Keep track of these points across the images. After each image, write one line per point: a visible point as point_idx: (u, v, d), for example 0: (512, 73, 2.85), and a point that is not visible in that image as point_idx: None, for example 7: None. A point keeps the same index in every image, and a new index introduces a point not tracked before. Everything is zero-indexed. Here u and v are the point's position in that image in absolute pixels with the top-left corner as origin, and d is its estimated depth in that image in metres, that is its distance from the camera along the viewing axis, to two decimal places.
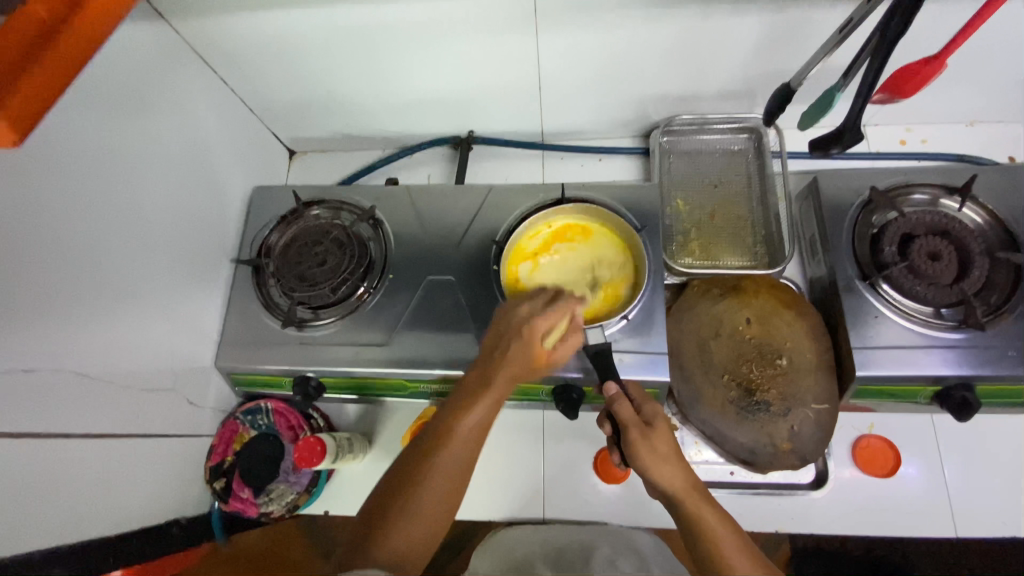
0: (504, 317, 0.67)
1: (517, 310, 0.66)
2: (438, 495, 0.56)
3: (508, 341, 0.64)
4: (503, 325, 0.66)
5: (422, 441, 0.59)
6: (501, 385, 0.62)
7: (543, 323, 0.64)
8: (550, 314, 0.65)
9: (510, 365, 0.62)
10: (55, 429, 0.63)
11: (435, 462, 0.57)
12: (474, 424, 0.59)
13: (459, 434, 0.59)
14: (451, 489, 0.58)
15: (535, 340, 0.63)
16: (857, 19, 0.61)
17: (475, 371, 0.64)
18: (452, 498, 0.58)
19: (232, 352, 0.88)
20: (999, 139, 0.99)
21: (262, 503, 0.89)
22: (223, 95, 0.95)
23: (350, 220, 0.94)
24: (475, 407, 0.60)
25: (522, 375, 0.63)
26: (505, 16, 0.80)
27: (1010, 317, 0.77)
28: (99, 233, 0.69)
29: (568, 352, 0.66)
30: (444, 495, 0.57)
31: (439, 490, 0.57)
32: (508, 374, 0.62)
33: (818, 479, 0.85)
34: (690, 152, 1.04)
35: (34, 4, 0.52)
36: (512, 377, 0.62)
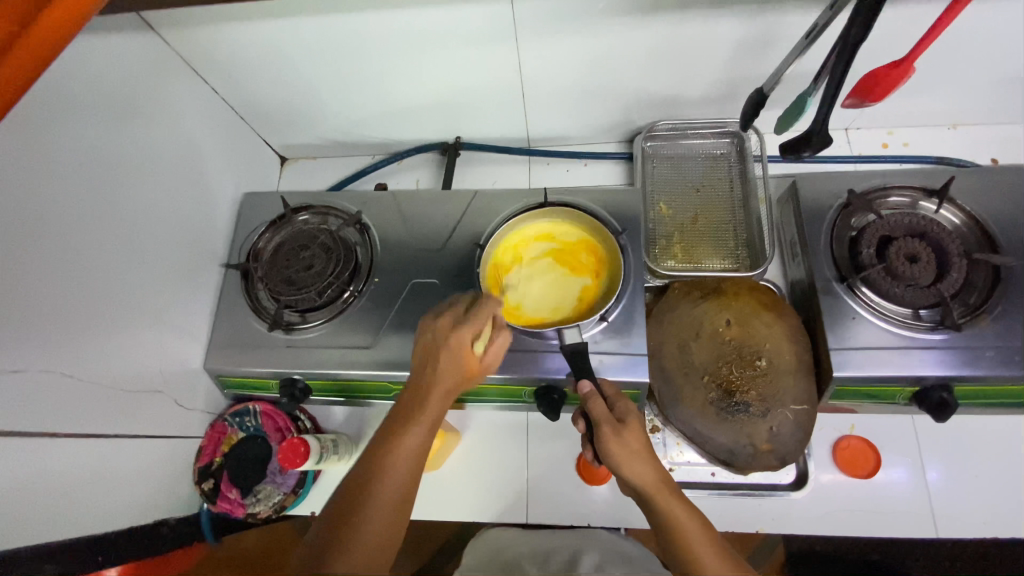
0: (425, 333, 0.67)
1: (436, 324, 0.66)
2: (379, 519, 0.56)
3: (433, 354, 0.64)
4: (425, 342, 0.66)
5: (361, 464, 0.59)
6: (432, 398, 0.62)
7: (466, 332, 0.65)
8: (469, 321, 0.65)
9: (440, 378, 0.63)
10: (42, 428, 0.65)
11: (375, 485, 0.57)
12: (411, 447, 0.60)
13: (397, 455, 0.59)
14: (393, 512, 0.57)
15: (461, 352, 0.64)
16: (822, 24, 0.62)
17: (407, 391, 0.64)
18: (395, 522, 0.57)
19: (220, 354, 0.90)
20: (981, 141, 0.99)
21: (250, 503, 0.90)
22: (213, 104, 0.97)
23: (337, 225, 0.96)
24: (411, 426, 0.61)
25: (453, 388, 0.64)
26: (484, 23, 0.82)
27: (987, 317, 0.77)
28: (87, 236, 0.71)
29: (496, 354, 0.67)
30: (387, 515, 0.57)
31: (381, 511, 0.57)
32: (438, 387, 0.63)
33: (798, 480, 0.86)
34: (674, 156, 1.05)
35: None
36: (445, 390, 0.63)
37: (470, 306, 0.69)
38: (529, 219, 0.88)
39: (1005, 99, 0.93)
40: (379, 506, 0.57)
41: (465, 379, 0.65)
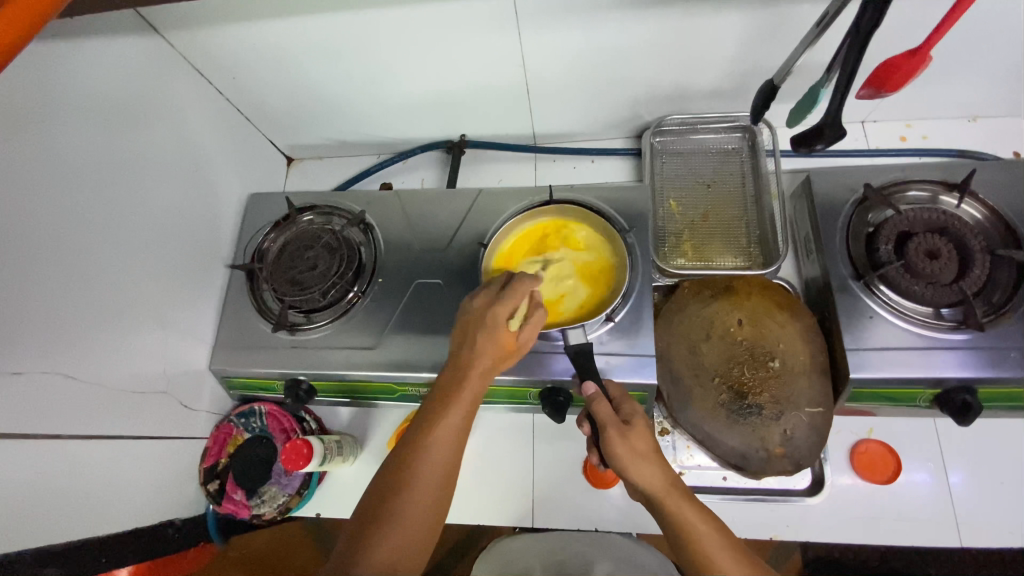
0: (463, 312, 0.68)
1: (474, 303, 0.67)
2: (422, 503, 0.58)
3: (476, 336, 0.65)
4: (465, 320, 0.67)
5: (404, 447, 0.61)
6: (473, 380, 0.63)
7: (500, 310, 0.65)
8: (504, 299, 0.65)
9: (483, 357, 0.64)
10: (42, 430, 0.64)
11: (420, 465, 0.59)
12: (452, 426, 0.61)
13: (441, 434, 0.61)
14: (437, 496, 0.59)
15: (497, 330, 0.65)
16: (833, 13, 0.59)
17: (447, 374, 0.65)
18: (440, 495, 0.59)
19: (225, 355, 0.90)
20: (1004, 133, 0.95)
21: (255, 505, 0.89)
22: (218, 105, 0.97)
23: (341, 225, 0.95)
24: (454, 404, 0.62)
25: (490, 366, 0.65)
26: (486, 17, 0.80)
27: (1012, 316, 0.74)
28: (89, 237, 0.71)
29: (532, 332, 0.67)
30: (429, 499, 0.58)
31: (425, 498, 0.58)
32: (482, 367, 0.64)
33: (813, 485, 0.83)
34: (684, 152, 1.03)
35: None
36: (484, 371, 0.64)
37: (505, 284, 0.69)
38: (533, 216, 0.87)
39: None
40: (423, 492, 0.58)
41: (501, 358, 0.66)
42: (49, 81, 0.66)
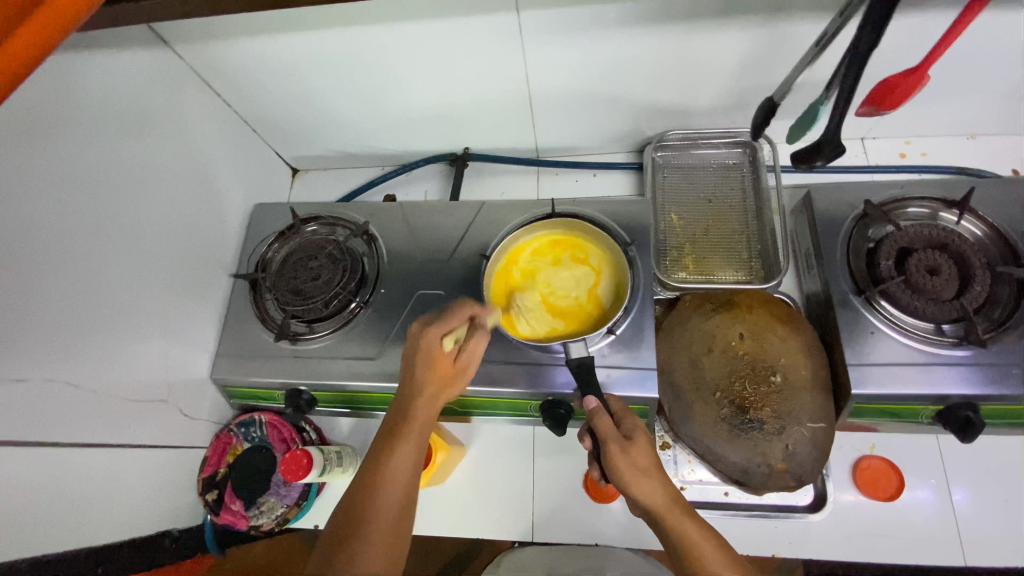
0: (410, 342, 0.67)
1: (415, 332, 0.66)
2: (377, 545, 0.56)
3: (416, 372, 0.64)
4: (409, 350, 0.66)
5: (357, 487, 0.60)
6: (419, 417, 0.64)
7: (437, 334, 0.65)
8: (442, 322, 0.65)
9: (425, 392, 0.64)
10: (43, 437, 0.64)
11: (374, 504, 0.58)
12: (402, 466, 0.61)
13: (392, 474, 0.60)
14: (393, 538, 0.58)
15: (435, 356, 0.64)
16: (831, 33, 0.60)
17: (394, 412, 0.65)
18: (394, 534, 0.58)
19: (227, 365, 0.90)
20: (1003, 151, 0.96)
21: (253, 516, 0.88)
22: (225, 116, 0.98)
23: (345, 236, 0.96)
24: (402, 442, 0.62)
25: (435, 397, 0.65)
26: (491, 34, 0.82)
27: (1014, 333, 0.74)
28: (95, 245, 0.72)
29: (475, 355, 0.66)
30: (384, 538, 0.57)
31: (380, 539, 0.57)
32: (426, 401, 0.64)
33: (816, 502, 0.82)
34: (685, 167, 1.04)
35: None
36: (428, 406, 0.64)
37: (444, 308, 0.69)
38: (535, 229, 0.87)
39: None
40: (376, 530, 0.57)
41: (446, 388, 0.65)
42: (60, 91, 0.68)
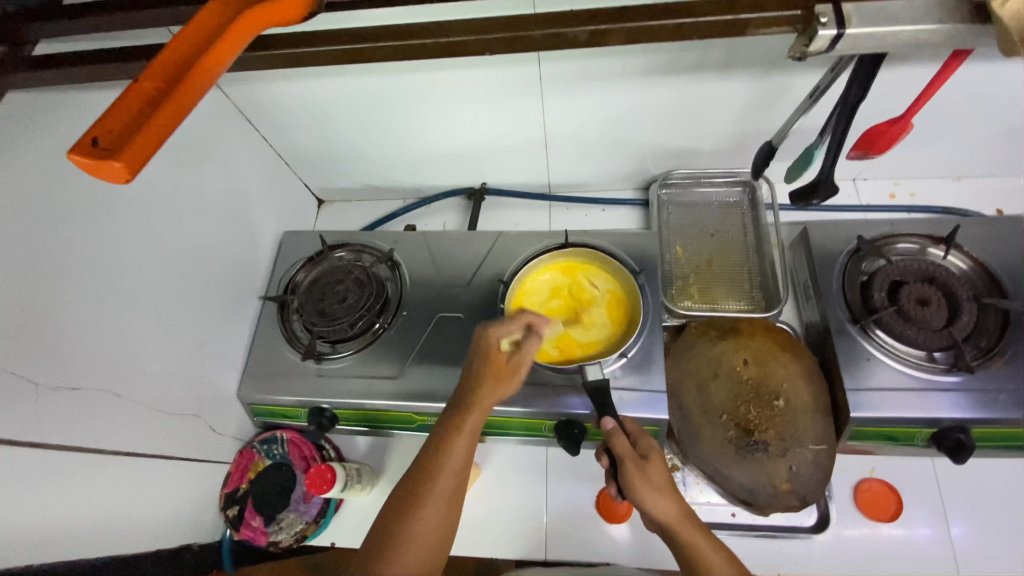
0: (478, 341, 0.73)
1: (485, 333, 0.72)
2: (436, 516, 0.63)
3: (478, 364, 0.71)
4: (477, 349, 0.72)
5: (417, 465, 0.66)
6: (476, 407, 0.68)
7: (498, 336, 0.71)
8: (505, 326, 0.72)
9: (485, 383, 0.69)
10: (88, 444, 0.68)
11: (435, 482, 0.64)
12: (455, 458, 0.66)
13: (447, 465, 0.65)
14: (447, 513, 0.65)
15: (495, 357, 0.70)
16: (824, 86, 0.67)
17: (454, 404, 0.70)
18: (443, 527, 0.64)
19: (254, 383, 0.94)
20: (986, 193, 1.03)
21: (272, 531, 0.91)
22: (262, 150, 1.06)
23: (370, 262, 1.02)
24: (460, 436, 0.67)
25: (492, 395, 0.69)
26: (515, 81, 0.90)
27: (1001, 360, 0.78)
28: (144, 266, 0.77)
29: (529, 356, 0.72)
30: (441, 514, 0.64)
31: (439, 514, 0.64)
32: (485, 390, 0.69)
33: (819, 523, 0.85)
34: (689, 203, 1.11)
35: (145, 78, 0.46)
36: (486, 397, 0.69)
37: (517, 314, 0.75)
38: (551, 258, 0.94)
39: (1006, 153, 0.98)
40: (436, 503, 0.64)
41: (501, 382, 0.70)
42: None
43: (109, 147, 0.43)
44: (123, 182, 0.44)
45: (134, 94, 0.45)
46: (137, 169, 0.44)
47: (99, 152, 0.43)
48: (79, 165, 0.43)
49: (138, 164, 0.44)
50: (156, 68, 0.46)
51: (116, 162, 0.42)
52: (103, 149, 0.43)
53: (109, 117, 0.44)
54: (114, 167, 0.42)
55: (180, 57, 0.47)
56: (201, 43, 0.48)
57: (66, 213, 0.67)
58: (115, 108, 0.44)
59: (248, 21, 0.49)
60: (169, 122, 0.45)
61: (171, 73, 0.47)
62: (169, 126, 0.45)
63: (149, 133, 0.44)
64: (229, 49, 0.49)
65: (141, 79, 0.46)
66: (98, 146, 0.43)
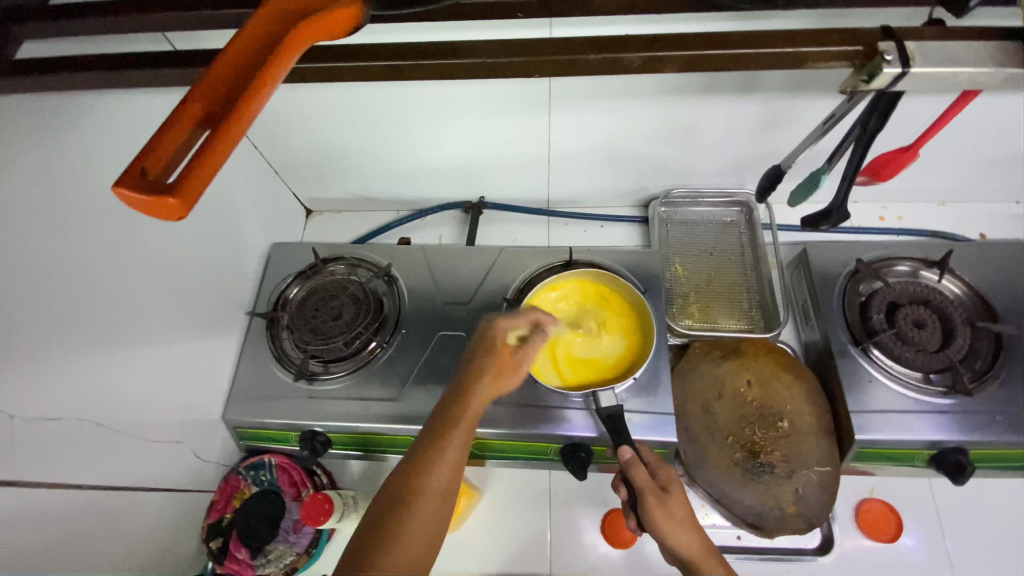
0: (484, 331, 0.77)
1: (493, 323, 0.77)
2: (434, 508, 0.59)
3: (482, 356, 0.74)
4: (485, 338, 0.76)
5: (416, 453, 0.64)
6: (477, 397, 0.70)
7: (505, 324, 0.76)
8: (510, 317, 0.77)
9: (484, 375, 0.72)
10: (63, 480, 0.63)
11: (436, 467, 0.62)
12: (456, 446, 0.64)
13: (448, 451, 0.64)
14: (440, 511, 0.60)
15: (499, 346, 0.75)
16: (839, 114, 0.68)
17: (454, 394, 0.71)
18: (440, 515, 0.60)
19: (241, 405, 0.88)
20: (969, 217, 1.07)
21: (260, 564, 0.84)
22: (252, 158, 1.00)
23: (366, 277, 0.98)
24: (461, 422, 0.67)
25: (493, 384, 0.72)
26: (522, 99, 0.88)
27: (995, 383, 0.81)
28: (126, 283, 0.71)
29: (531, 356, 0.76)
30: (441, 501, 0.60)
31: (438, 503, 0.60)
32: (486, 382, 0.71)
33: (823, 544, 0.85)
34: (687, 222, 1.11)
35: (194, 101, 0.44)
36: (486, 390, 0.71)
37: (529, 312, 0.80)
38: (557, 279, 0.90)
39: (988, 179, 1.02)
40: (436, 491, 0.60)
41: (502, 376, 0.73)
42: (103, 136, 0.69)
43: (159, 183, 0.41)
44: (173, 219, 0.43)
45: (184, 117, 0.43)
46: (192, 205, 0.42)
47: (148, 187, 0.41)
48: (124, 200, 0.40)
49: (193, 200, 0.42)
50: (207, 88, 0.44)
51: (172, 200, 0.40)
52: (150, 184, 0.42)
53: (158, 145, 0.42)
54: (170, 206, 0.40)
55: (231, 88, 0.45)
56: (260, 60, 0.45)
57: (43, 227, 0.61)
58: (161, 145, 0.43)
59: (304, 31, 0.46)
60: (224, 149, 0.43)
61: (222, 98, 0.45)
62: (230, 151, 0.43)
63: (206, 163, 0.42)
64: (286, 59, 0.46)
65: (191, 100, 0.43)
66: (147, 178, 0.41)
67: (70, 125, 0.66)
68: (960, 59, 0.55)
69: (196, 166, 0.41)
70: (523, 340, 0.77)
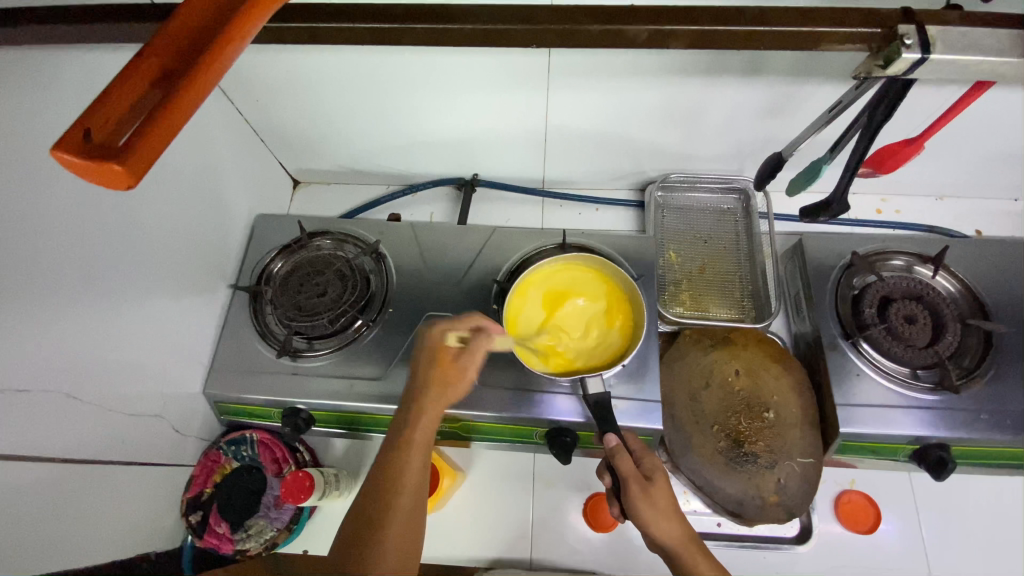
0: (421, 336, 0.74)
1: (428, 331, 0.73)
2: (398, 529, 0.61)
3: (424, 367, 0.71)
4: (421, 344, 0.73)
5: (370, 483, 0.64)
6: (425, 412, 0.68)
7: (437, 333, 0.72)
8: (441, 324, 0.73)
9: (433, 390, 0.69)
10: (37, 452, 0.61)
11: (393, 499, 0.62)
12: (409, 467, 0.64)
13: (406, 473, 0.64)
14: (408, 532, 0.62)
15: (438, 352, 0.71)
16: (847, 101, 0.65)
17: (402, 407, 0.70)
18: (407, 538, 0.62)
19: (222, 379, 0.86)
20: (967, 213, 1.06)
21: (239, 539, 0.84)
22: (238, 125, 0.96)
23: (353, 253, 0.95)
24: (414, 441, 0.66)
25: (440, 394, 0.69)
26: (522, 74, 0.85)
27: (982, 381, 0.81)
28: (103, 252, 0.69)
29: (477, 357, 0.72)
30: (402, 535, 0.61)
31: (401, 534, 0.61)
32: (433, 396, 0.69)
33: (802, 533, 0.86)
34: (683, 208, 1.09)
35: (147, 57, 0.42)
36: (438, 400, 0.69)
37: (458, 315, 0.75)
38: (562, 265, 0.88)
39: (988, 176, 1.01)
40: (394, 526, 0.61)
41: (451, 384, 0.71)
42: (78, 95, 0.66)
43: (107, 149, 0.39)
44: (122, 188, 0.40)
45: (139, 75, 0.42)
46: (141, 172, 0.39)
47: (93, 152, 0.39)
48: (64, 163, 0.38)
49: (144, 167, 0.39)
50: (162, 45, 0.43)
51: (117, 165, 0.38)
52: (97, 148, 0.39)
53: (104, 106, 0.40)
54: (114, 172, 0.37)
55: (186, 46, 0.44)
56: (219, 18, 0.44)
57: (15, 188, 0.58)
58: (106, 106, 0.41)
59: None
60: (180, 119, 0.41)
61: (180, 53, 0.44)
62: (186, 117, 0.42)
63: (159, 127, 0.40)
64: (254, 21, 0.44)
65: (145, 55, 0.42)
66: (92, 141, 0.39)
67: (42, 80, 0.62)
68: (984, 48, 0.53)
69: (151, 131, 0.39)
70: (463, 340, 0.73)
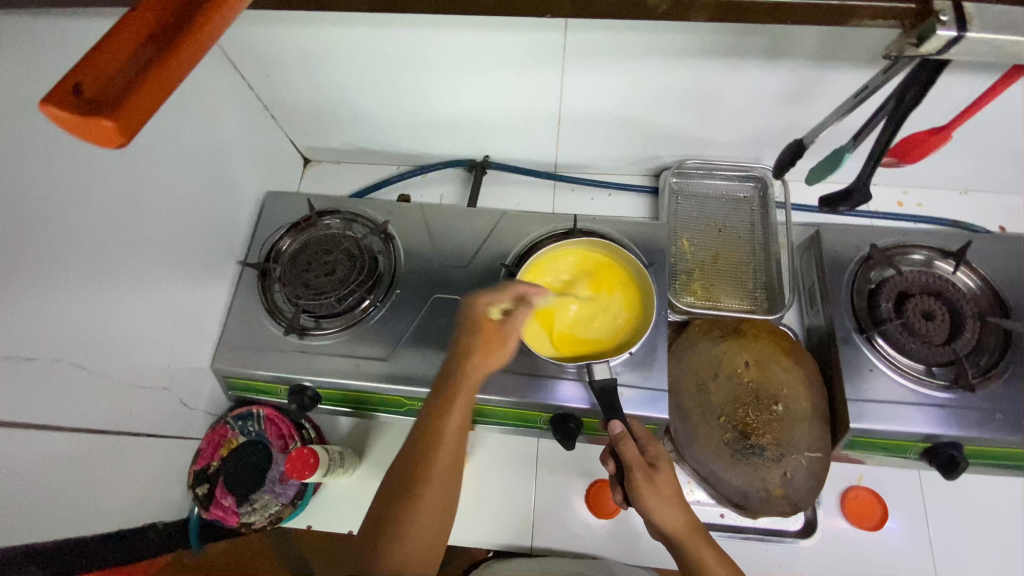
0: (468, 304, 0.72)
1: (477, 299, 0.72)
2: (438, 492, 0.62)
3: (467, 335, 0.70)
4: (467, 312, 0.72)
5: (411, 442, 0.64)
6: (467, 380, 0.68)
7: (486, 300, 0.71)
8: (492, 291, 0.72)
9: (475, 357, 0.69)
10: (45, 420, 0.61)
11: (433, 459, 0.62)
12: (451, 430, 0.64)
13: (443, 439, 0.64)
14: (445, 494, 0.63)
15: (482, 323, 0.70)
16: (873, 87, 0.63)
17: (441, 377, 0.69)
18: (445, 503, 0.63)
19: (230, 355, 0.87)
20: (991, 208, 1.03)
21: (245, 512, 0.86)
22: (249, 100, 0.96)
23: (362, 233, 0.95)
24: (456, 405, 0.65)
25: (484, 363, 0.69)
26: (537, 53, 0.83)
27: (999, 380, 0.79)
28: (113, 224, 0.69)
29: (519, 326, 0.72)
30: (442, 494, 0.62)
31: (439, 495, 0.62)
32: (476, 361, 0.69)
33: (806, 527, 0.86)
34: (698, 195, 1.07)
35: (141, 11, 0.42)
36: (478, 369, 0.69)
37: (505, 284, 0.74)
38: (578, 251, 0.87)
39: (1016, 170, 0.97)
40: (436, 479, 0.62)
41: (493, 351, 0.70)
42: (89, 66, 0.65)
43: (96, 104, 0.38)
44: (110, 144, 0.40)
45: (132, 31, 0.41)
46: (132, 131, 0.40)
47: (83, 106, 0.38)
48: (51, 116, 0.37)
49: (132, 126, 0.40)
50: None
51: (108, 122, 0.38)
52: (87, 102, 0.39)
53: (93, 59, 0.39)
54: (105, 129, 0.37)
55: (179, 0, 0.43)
56: None
57: (27, 158, 0.58)
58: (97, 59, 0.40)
59: None
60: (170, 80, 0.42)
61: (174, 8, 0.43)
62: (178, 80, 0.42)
63: (151, 88, 0.40)
64: None
65: (139, 9, 0.42)
66: (82, 96, 0.38)
67: (53, 49, 0.61)
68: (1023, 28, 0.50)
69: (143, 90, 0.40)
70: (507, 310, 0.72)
